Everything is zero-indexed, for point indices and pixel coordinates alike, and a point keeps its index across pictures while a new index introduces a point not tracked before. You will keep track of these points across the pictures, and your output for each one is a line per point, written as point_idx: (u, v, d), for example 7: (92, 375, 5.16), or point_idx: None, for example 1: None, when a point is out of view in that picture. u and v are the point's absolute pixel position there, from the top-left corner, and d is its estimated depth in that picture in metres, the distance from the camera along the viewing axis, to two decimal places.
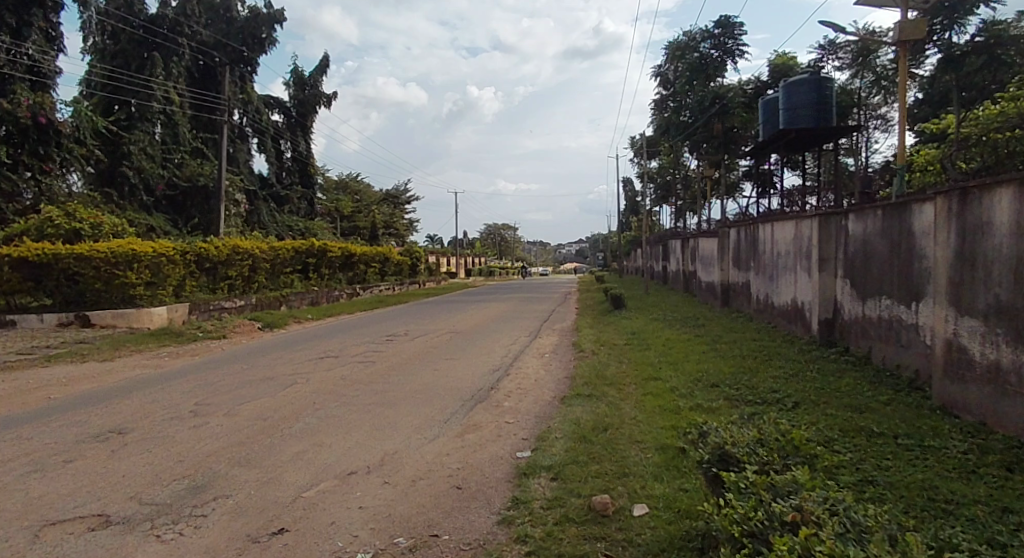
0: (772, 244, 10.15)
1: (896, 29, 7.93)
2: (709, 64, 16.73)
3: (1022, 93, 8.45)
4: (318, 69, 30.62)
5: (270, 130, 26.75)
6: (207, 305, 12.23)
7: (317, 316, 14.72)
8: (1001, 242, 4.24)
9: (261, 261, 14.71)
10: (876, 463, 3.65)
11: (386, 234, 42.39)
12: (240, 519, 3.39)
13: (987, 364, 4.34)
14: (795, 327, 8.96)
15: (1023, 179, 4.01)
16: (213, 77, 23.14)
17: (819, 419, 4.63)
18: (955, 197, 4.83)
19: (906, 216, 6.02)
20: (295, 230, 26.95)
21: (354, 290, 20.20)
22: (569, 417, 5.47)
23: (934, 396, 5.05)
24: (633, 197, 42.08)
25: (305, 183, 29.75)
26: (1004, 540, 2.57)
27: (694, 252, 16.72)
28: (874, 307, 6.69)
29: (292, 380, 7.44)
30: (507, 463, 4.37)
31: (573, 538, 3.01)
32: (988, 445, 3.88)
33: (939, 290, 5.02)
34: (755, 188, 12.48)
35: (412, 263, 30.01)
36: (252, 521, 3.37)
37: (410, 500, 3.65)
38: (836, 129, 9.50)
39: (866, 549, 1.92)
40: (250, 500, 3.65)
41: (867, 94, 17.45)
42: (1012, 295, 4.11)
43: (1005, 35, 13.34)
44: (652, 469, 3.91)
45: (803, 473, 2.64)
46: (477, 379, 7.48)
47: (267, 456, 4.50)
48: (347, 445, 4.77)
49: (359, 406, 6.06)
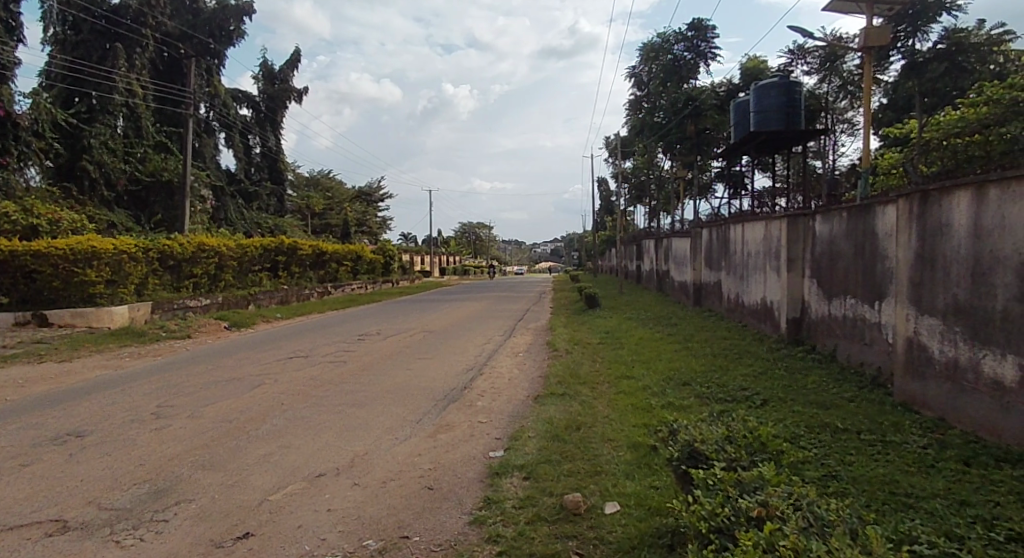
0: (743, 244, 10.33)
1: (862, 35, 8.12)
2: (683, 66, 17.48)
3: (982, 99, 8.73)
4: (288, 63, 30.14)
5: (238, 125, 26.19)
6: (171, 304, 11.93)
7: (286, 315, 14.45)
8: (959, 244, 4.38)
9: (228, 258, 14.40)
10: (840, 458, 3.73)
11: (358, 233, 41.93)
12: (205, 523, 3.32)
13: (946, 361, 4.48)
14: (764, 326, 9.13)
15: (980, 182, 4.15)
16: (179, 69, 22.56)
17: (787, 416, 4.73)
18: (916, 199, 4.98)
19: (869, 218, 6.19)
20: (264, 228, 26.43)
21: (325, 289, 19.90)
22: (541, 416, 5.47)
23: (895, 393, 5.20)
24: (607, 197, 42.50)
25: (275, 178, 29.23)
26: (961, 532, 2.65)
27: (668, 252, 16.90)
28: (839, 306, 6.85)
29: (259, 381, 7.29)
30: (479, 462, 4.35)
31: (544, 537, 3.01)
32: (947, 440, 4.01)
33: (901, 290, 5.17)
34: (727, 189, 12.66)
35: (385, 261, 29.70)
36: (216, 525, 3.29)
37: (381, 501, 3.62)
38: (804, 132, 9.70)
39: (828, 542, 1.96)
40: (214, 505, 3.57)
41: (834, 99, 17.90)
42: (969, 295, 4.25)
43: (966, 42, 13.83)
44: (623, 467, 3.95)
45: (769, 469, 2.70)
46: (448, 378, 7.43)
47: (233, 459, 4.40)
48: (316, 446, 4.69)
49: (328, 407, 5.96)
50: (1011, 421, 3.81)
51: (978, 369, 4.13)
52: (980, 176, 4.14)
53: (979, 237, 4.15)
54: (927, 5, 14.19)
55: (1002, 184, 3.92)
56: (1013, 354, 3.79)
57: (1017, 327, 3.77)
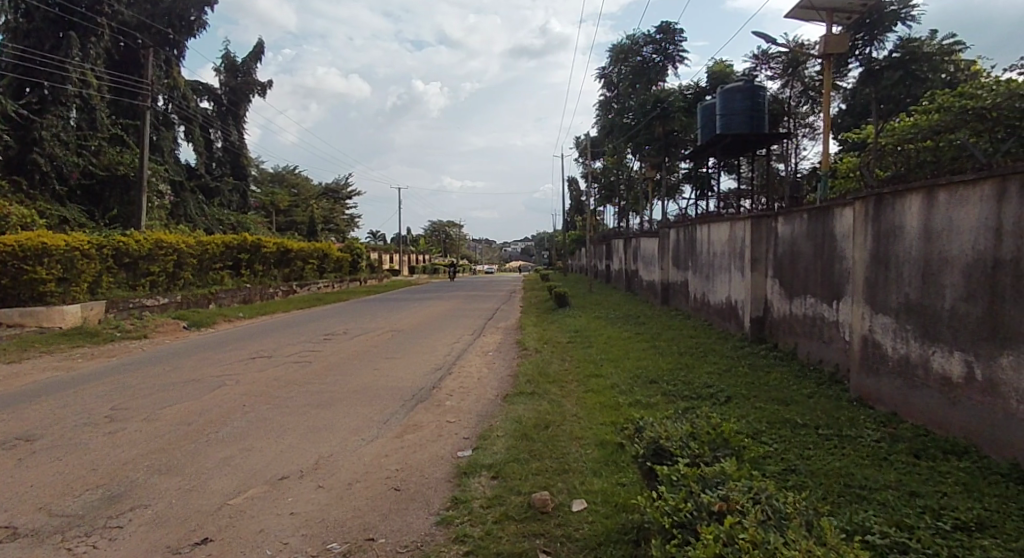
0: (709, 244, 10.54)
1: (822, 43, 8.37)
2: (651, 68, 17.91)
3: (934, 106, 9.10)
4: (252, 55, 29.45)
5: (198, 117, 25.37)
6: (126, 303, 11.51)
7: (248, 315, 14.09)
8: (910, 245, 4.56)
9: (188, 255, 13.95)
10: (799, 452, 3.84)
11: (325, 230, 41.20)
12: (161, 529, 3.19)
13: (898, 358, 4.65)
14: (729, 324, 9.33)
15: (930, 187, 4.32)
16: (136, 60, 21.72)
17: (749, 412, 4.84)
18: (871, 202, 5.16)
19: (828, 220, 6.39)
20: (226, 224, 25.68)
21: (290, 288, 19.48)
22: (510, 415, 5.46)
23: (852, 389, 5.37)
24: (578, 196, 42.93)
25: (238, 174, 28.48)
26: (912, 522, 2.74)
27: (637, 252, 17.10)
28: (800, 305, 7.04)
29: (220, 381, 7.09)
30: (447, 462, 4.31)
31: (512, 536, 3.00)
32: (899, 434, 4.16)
33: (857, 289, 5.35)
34: (695, 190, 12.90)
35: (352, 259, 29.22)
36: (173, 531, 3.17)
37: (346, 504, 3.55)
38: (768, 135, 9.94)
39: (785, 535, 2.01)
40: (170, 510, 3.44)
41: (796, 103, 18.42)
42: (919, 294, 4.42)
43: (919, 52, 14.45)
44: (590, 465, 3.96)
45: (730, 464, 2.74)
46: (417, 378, 7.35)
47: (191, 463, 4.25)
48: (280, 449, 4.58)
49: (292, 409, 5.82)
50: (957, 415, 3.97)
51: (928, 364, 4.30)
52: (931, 181, 4.31)
53: (929, 239, 4.32)
54: (883, 15, 14.77)
55: (950, 188, 4.09)
56: (960, 352, 3.95)
57: (963, 326, 3.93)
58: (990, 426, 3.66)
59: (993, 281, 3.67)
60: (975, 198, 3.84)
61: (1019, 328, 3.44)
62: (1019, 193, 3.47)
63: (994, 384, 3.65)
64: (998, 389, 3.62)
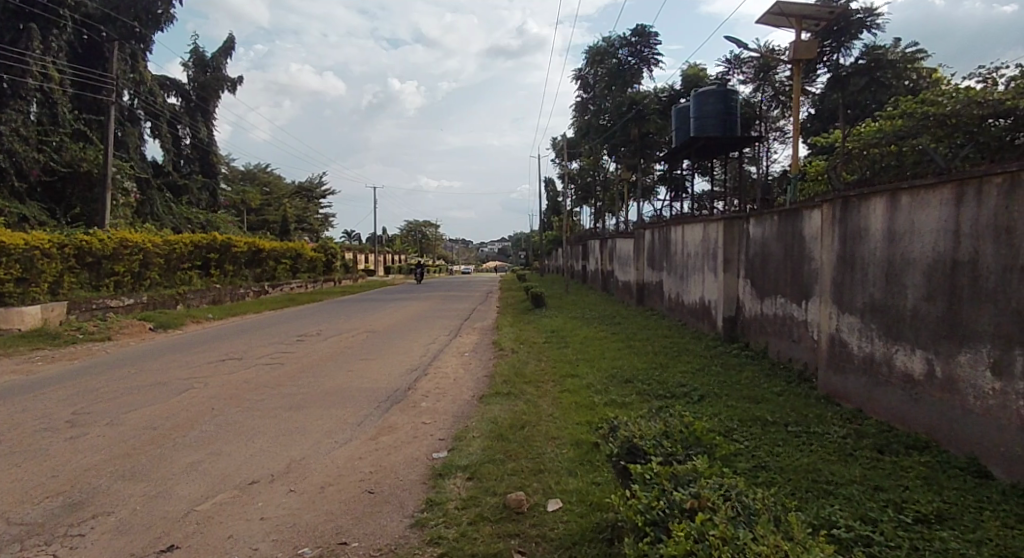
0: (683, 245, 10.69)
1: (791, 48, 8.56)
2: (627, 70, 18.11)
3: (898, 112, 9.39)
4: (222, 50, 28.82)
5: (165, 113, 24.71)
6: (89, 304, 11.12)
7: (218, 316, 13.79)
8: (875, 247, 4.69)
9: (153, 255, 13.55)
10: (769, 449, 3.91)
11: (298, 230, 40.53)
12: (125, 537, 3.09)
13: (863, 356, 4.79)
14: (703, 324, 9.48)
15: (893, 190, 4.46)
16: (100, 54, 21.06)
17: (721, 410, 4.92)
18: (838, 205, 5.31)
19: (797, 222, 6.55)
20: (194, 223, 25.09)
21: (261, 288, 19.09)
22: (486, 416, 5.44)
23: (820, 386, 5.50)
24: (554, 197, 43.17)
25: (207, 171, 27.87)
26: (875, 515, 2.82)
27: (613, 252, 17.24)
28: (770, 305, 7.19)
29: (187, 385, 6.88)
30: (422, 464, 4.27)
31: (486, 538, 2.98)
32: (864, 430, 4.28)
33: (825, 289, 5.49)
34: (669, 192, 13.07)
35: (326, 260, 28.83)
36: (136, 539, 3.07)
37: (318, 508, 3.48)
38: (739, 138, 10.14)
39: (754, 530, 2.05)
40: (134, 517, 3.33)
41: (767, 107, 18.82)
42: (883, 294, 4.56)
43: (883, 59, 14.92)
44: (566, 464, 3.98)
45: (702, 462, 2.78)
46: (393, 379, 7.29)
47: (157, 468, 4.13)
48: (249, 453, 4.47)
49: (263, 412, 5.69)
50: (919, 411, 4.09)
51: (891, 363, 4.43)
52: (893, 185, 4.45)
53: (893, 241, 4.45)
54: (850, 23, 15.16)
55: (913, 192, 4.21)
56: (922, 350, 4.07)
57: (924, 326, 4.05)
58: (948, 422, 3.79)
59: (951, 281, 3.79)
60: (935, 201, 3.96)
61: (975, 327, 3.56)
62: (976, 198, 3.59)
63: (951, 380, 3.78)
64: (955, 385, 3.74)
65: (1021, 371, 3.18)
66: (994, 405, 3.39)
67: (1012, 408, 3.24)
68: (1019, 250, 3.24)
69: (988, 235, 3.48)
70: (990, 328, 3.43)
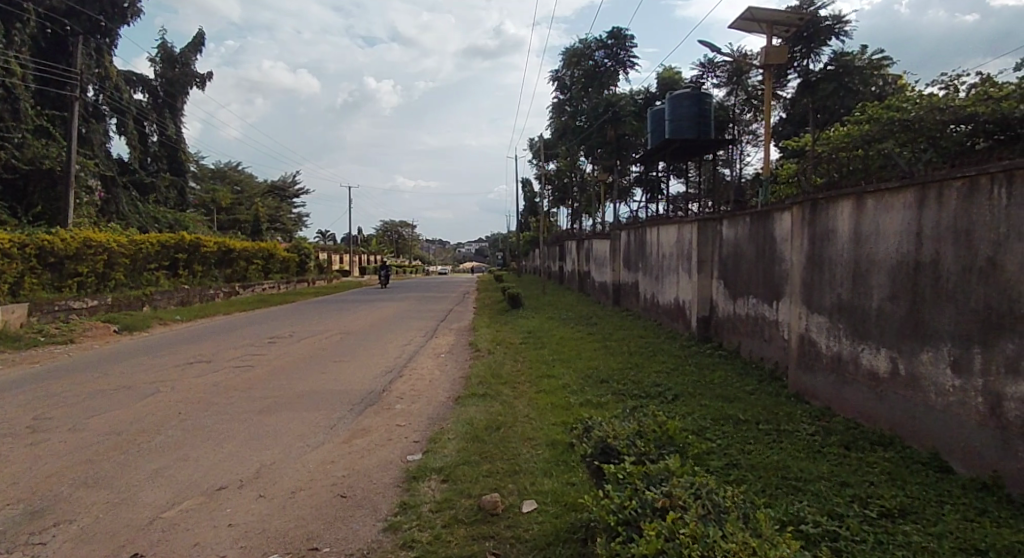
0: (658, 246, 10.81)
1: (762, 54, 8.71)
2: (603, 72, 18.33)
3: (865, 117, 9.65)
4: (191, 45, 28.13)
5: (131, 110, 23.97)
6: (52, 306, 10.74)
7: (186, 317, 13.44)
8: (842, 248, 4.80)
9: (119, 255, 13.16)
10: (740, 448, 3.96)
11: (271, 229, 39.83)
12: (85, 546, 2.97)
13: (831, 355, 4.89)
14: (677, 324, 9.59)
15: (859, 193, 4.56)
16: (65, 48, 20.41)
17: (694, 409, 4.98)
18: (808, 207, 5.41)
19: (768, 224, 6.68)
20: (162, 222, 24.48)
21: (232, 290, 18.69)
22: (461, 417, 5.41)
23: (791, 385, 5.60)
24: (532, 198, 43.27)
25: (175, 169, 27.19)
26: (842, 511, 2.87)
27: (589, 253, 17.37)
28: (743, 305, 7.31)
29: (153, 388, 6.68)
30: (396, 467, 4.22)
31: (461, 540, 2.96)
32: (832, 427, 4.37)
33: (794, 290, 5.60)
34: (645, 193, 13.21)
35: (299, 260, 28.39)
36: (98, 547, 2.96)
37: (288, 513, 3.41)
38: (714, 141, 10.30)
39: (723, 528, 2.06)
40: (98, 525, 3.22)
41: (740, 111, 19.12)
42: (850, 294, 4.66)
43: (851, 65, 15.31)
44: (541, 465, 3.97)
45: (674, 460, 2.78)
46: (367, 381, 7.20)
47: (121, 474, 3.99)
48: (218, 458, 4.36)
49: (233, 415, 5.55)
50: (884, 408, 4.19)
51: (857, 361, 4.53)
52: (859, 188, 4.55)
53: (859, 242, 4.55)
54: (819, 29, 15.65)
55: (878, 195, 4.31)
56: (886, 349, 4.17)
57: (888, 325, 4.15)
58: (911, 419, 3.89)
59: (914, 282, 3.88)
60: (898, 204, 4.06)
61: (936, 326, 3.66)
62: (937, 201, 3.68)
63: (914, 377, 3.88)
64: (918, 382, 3.84)
65: (979, 368, 3.28)
66: (954, 401, 3.49)
67: (972, 404, 3.34)
68: (977, 251, 3.34)
69: (948, 237, 3.58)
70: (949, 327, 3.53)
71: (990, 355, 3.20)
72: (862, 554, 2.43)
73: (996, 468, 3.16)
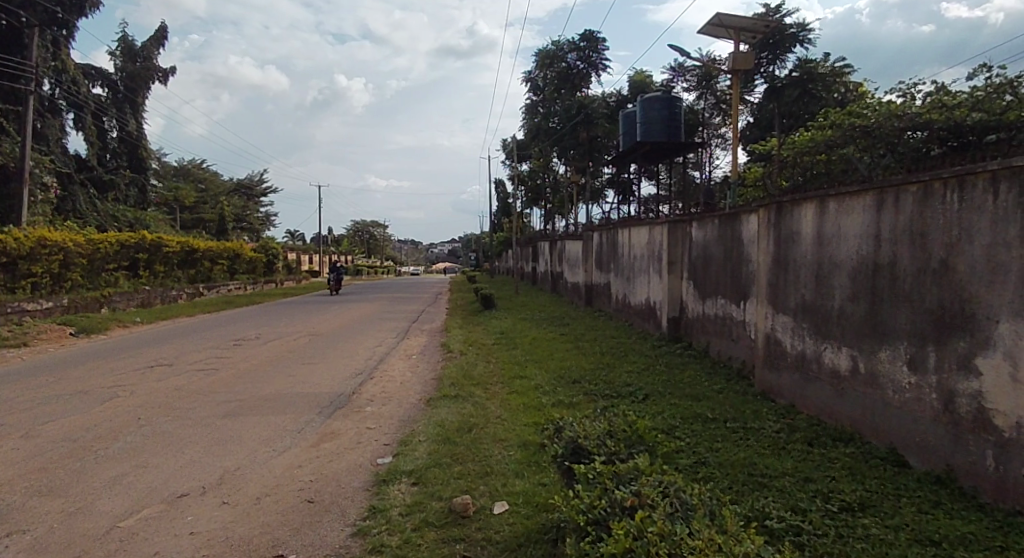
0: (630, 247, 10.92)
1: (730, 59, 8.86)
2: (574, 75, 18.57)
3: (830, 122, 9.91)
4: (153, 39, 27.27)
5: (90, 105, 23.12)
6: (4, 307, 10.30)
7: (147, 319, 13.03)
8: (806, 250, 4.92)
9: (76, 255, 12.69)
10: (708, 446, 4.01)
11: (237, 229, 38.97)
12: None
13: (796, 354, 5.00)
14: (648, 324, 9.71)
15: (822, 197, 4.69)
16: (19, 40, 19.55)
17: (664, 408, 5.04)
18: (773, 210, 5.54)
19: (736, 226, 6.82)
20: (121, 221, 23.67)
21: (195, 290, 18.18)
22: (433, 419, 5.34)
23: (757, 383, 5.71)
24: (505, 199, 43.29)
25: (136, 166, 26.32)
26: (805, 506, 2.93)
27: (562, 254, 17.47)
28: (711, 305, 7.44)
29: (111, 393, 6.44)
30: (366, 471, 4.15)
31: (431, 543, 2.92)
32: (795, 424, 4.47)
33: (761, 291, 5.72)
34: (617, 195, 13.33)
35: (267, 260, 27.83)
36: None
37: (252, 520, 3.31)
38: (683, 144, 10.47)
39: (690, 525, 2.07)
40: (50, 534, 3.08)
41: (709, 115, 19.47)
42: (813, 295, 4.78)
43: (814, 72, 15.78)
44: (513, 466, 3.95)
45: (644, 459, 2.78)
46: (336, 384, 7.07)
47: (77, 482, 3.83)
48: (180, 463, 4.22)
49: (195, 420, 5.38)
50: (844, 405, 4.31)
51: (820, 360, 4.64)
52: (822, 191, 4.67)
53: (822, 244, 4.67)
54: (784, 36, 16.09)
55: (839, 198, 4.43)
56: (847, 348, 4.28)
57: (849, 325, 4.27)
58: (870, 415, 4.00)
59: (873, 282, 4.00)
60: (858, 207, 4.19)
61: (893, 325, 3.78)
62: (894, 204, 3.80)
63: (873, 375, 3.99)
64: (876, 379, 3.95)
65: (933, 366, 3.39)
66: (910, 397, 3.60)
67: (926, 400, 3.45)
68: (931, 253, 3.44)
69: (904, 239, 3.69)
70: (907, 326, 3.64)
71: (943, 354, 3.31)
72: (823, 546, 2.48)
73: (948, 462, 3.27)
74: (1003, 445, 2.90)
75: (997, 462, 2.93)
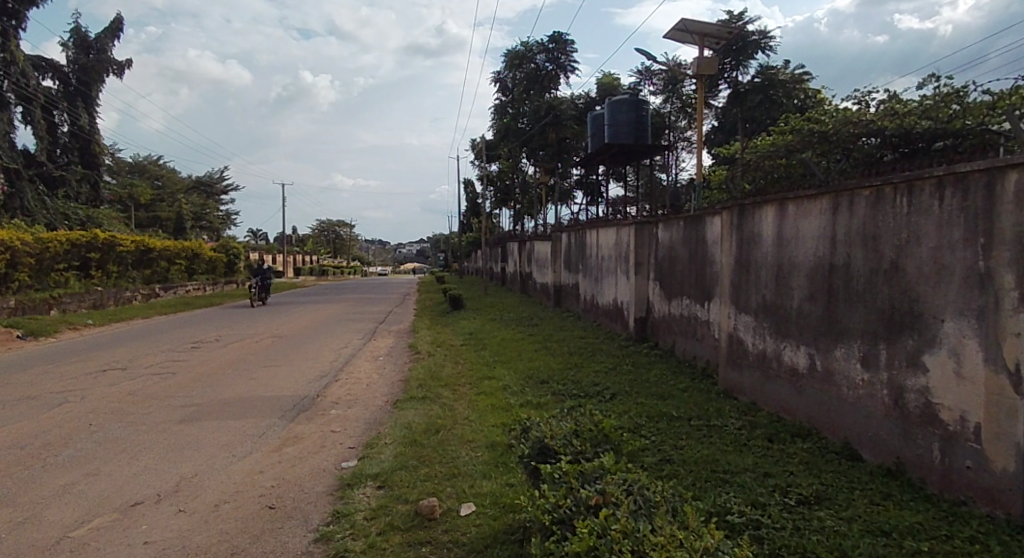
0: (598, 247, 11.03)
1: (695, 64, 9.01)
2: (544, 76, 18.71)
3: (790, 126, 10.19)
4: (108, 31, 26.31)
5: (39, 98, 22.18)
6: None
7: (99, 322, 12.56)
8: (767, 251, 5.04)
9: (23, 254, 12.15)
10: (673, 443, 4.08)
11: (196, 228, 37.87)
12: None
13: (757, 352, 5.12)
14: (615, 324, 9.81)
15: (781, 200, 4.81)
16: None
17: (629, 408, 5.10)
18: (735, 212, 5.66)
19: (700, 227, 6.94)
20: (73, 219, 22.77)
21: (150, 291, 17.59)
22: (399, 422, 5.29)
23: (720, 382, 5.83)
24: (474, 199, 43.07)
25: (88, 162, 25.36)
26: (765, 500, 3.01)
27: (531, 255, 17.52)
28: (677, 305, 7.56)
29: (60, 399, 6.18)
30: (329, 475, 4.09)
31: (395, 547, 2.89)
32: (757, 420, 4.59)
33: (724, 291, 5.84)
34: (585, 196, 13.44)
35: (228, 260, 27.16)
36: None
37: (210, 528, 3.22)
38: (650, 146, 10.61)
39: (652, 522, 2.10)
40: None
41: (675, 118, 19.76)
42: (774, 295, 4.90)
43: (775, 79, 16.21)
44: (480, 467, 3.94)
45: (608, 458, 2.81)
46: (299, 387, 6.94)
47: (24, 491, 3.67)
48: (135, 471, 4.08)
49: (152, 426, 5.21)
50: (803, 401, 4.43)
51: (780, 358, 4.77)
52: (782, 195, 4.79)
53: (782, 245, 4.80)
54: (747, 43, 16.49)
55: (798, 201, 4.55)
56: (805, 346, 4.40)
57: (808, 324, 4.39)
58: (827, 411, 4.12)
59: (829, 282, 4.12)
60: (815, 210, 4.31)
61: (848, 325, 3.90)
62: (849, 207, 3.93)
63: (829, 372, 4.11)
64: (832, 376, 4.08)
65: (885, 363, 3.52)
66: (863, 394, 3.72)
67: (878, 396, 3.57)
68: (883, 255, 3.57)
69: (858, 242, 3.81)
70: (861, 325, 3.76)
71: (895, 352, 3.43)
72: (781, 539, 2.55)
73: (898, 456, 3.39)
74: (949, 438, 3.03)
75: (943, 455, 3.06)
